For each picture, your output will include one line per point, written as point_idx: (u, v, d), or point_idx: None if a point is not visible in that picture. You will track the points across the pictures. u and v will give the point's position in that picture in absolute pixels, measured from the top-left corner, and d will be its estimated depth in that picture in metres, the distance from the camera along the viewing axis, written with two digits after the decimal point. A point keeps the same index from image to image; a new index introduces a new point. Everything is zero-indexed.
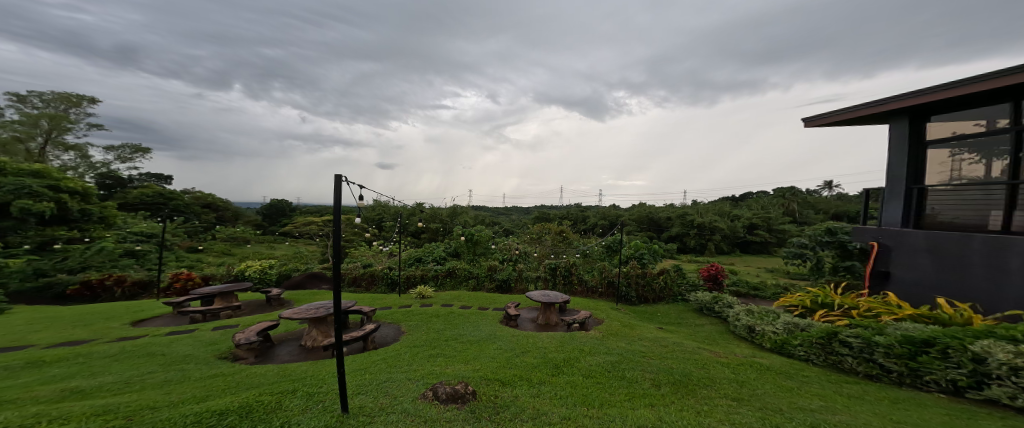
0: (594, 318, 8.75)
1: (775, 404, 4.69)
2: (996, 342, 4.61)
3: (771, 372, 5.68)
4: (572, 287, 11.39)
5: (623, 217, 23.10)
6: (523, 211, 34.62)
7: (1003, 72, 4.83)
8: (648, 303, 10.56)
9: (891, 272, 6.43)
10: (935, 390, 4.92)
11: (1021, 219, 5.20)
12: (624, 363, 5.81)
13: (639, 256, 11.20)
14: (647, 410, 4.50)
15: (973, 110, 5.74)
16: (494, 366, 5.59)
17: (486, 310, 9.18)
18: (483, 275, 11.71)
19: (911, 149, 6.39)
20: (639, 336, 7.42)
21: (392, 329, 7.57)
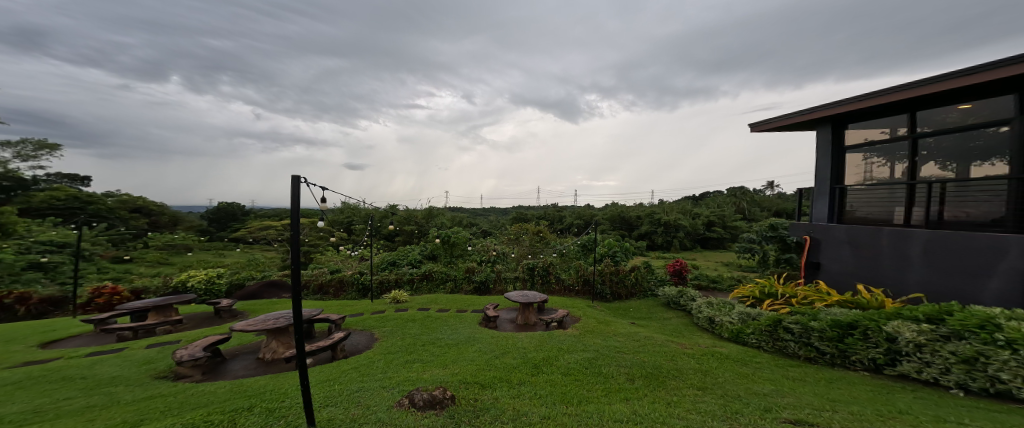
0: (571, 316, 9.09)
1: (734, 391, 5.11)
2: (904, 322, 5.13)
3: (729, 360, 6.16)
4: (550, 286, 11.74)
5: (597, 216, 23.71)
6: (501, 211, 34.79)
7: (900, 88, 5.53)
8: (620, 299, 11.01)
9: (821, 263, 7.05)
10: (860, 368, 5.48)
11: (918, 215, 5.93)
12: (600, 360, 6.15)
13: (613, 254, 11.61)
14: (622, 404, 4.81)
15: (879, 120, 6.49)
16: (475, 368, 5.81)
17: (465, 312, 9.36)
18: (460, 278, 11.84)
19: (834, 153, 7.06)
20: (615, 332, 7.82)
21: (363, 336, 7.67)
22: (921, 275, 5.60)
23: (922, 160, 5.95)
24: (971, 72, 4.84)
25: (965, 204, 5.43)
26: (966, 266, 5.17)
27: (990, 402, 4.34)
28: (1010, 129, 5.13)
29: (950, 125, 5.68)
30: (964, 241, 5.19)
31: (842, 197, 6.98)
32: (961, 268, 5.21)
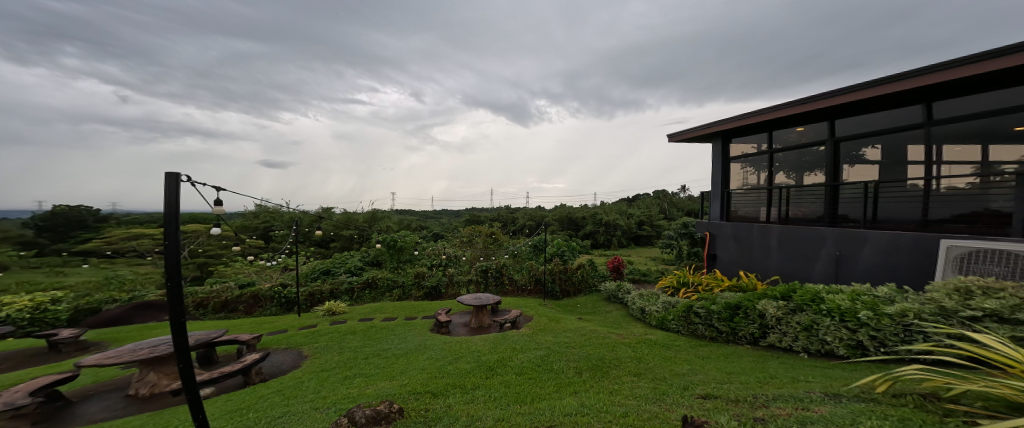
0: (524, 316, 9.57)
1: (660, 374, 5.44)
2: (770, 301, 6.01)
3: (656, 345, 6.61)
4: (503, 287, 12.34)
5: (547, 218, 24.82)
6: (454, 214, 35.00)
7: (762, 111, 6.90)
8: (570, 295, 11.83)
9: (717, 255, 8.34)
10: (743, 342, 6.21)
11: (774, 213, 7.45)
12: (551, 356, 6.35)
13: (561, 253, 12.34)
14: (572, 398, 4.89)
15: (751, 136, 7.96)
16: (426, 377, 5.73)
17: (414, 319, 9.43)
18: (409, 284, 12.07)
19: (722, 163, 8.46)
20: (565, 328, 8.24)
21: (291, 355, 7.27)
22: (779, 261, 6.94)
23: (776, 170, 7.46)
24: (801, 102, 6.27)
25: (802, 205, 6.99)
26: (805, 253, 6.52)
27: (822, 360, 5.12)
28: (825, 148, 6.73)
29: (794, 142, 7.22)
30: (799, 233, 6.60)
31: (728, 199, 8.39)
32: (801, 254, 6.57)
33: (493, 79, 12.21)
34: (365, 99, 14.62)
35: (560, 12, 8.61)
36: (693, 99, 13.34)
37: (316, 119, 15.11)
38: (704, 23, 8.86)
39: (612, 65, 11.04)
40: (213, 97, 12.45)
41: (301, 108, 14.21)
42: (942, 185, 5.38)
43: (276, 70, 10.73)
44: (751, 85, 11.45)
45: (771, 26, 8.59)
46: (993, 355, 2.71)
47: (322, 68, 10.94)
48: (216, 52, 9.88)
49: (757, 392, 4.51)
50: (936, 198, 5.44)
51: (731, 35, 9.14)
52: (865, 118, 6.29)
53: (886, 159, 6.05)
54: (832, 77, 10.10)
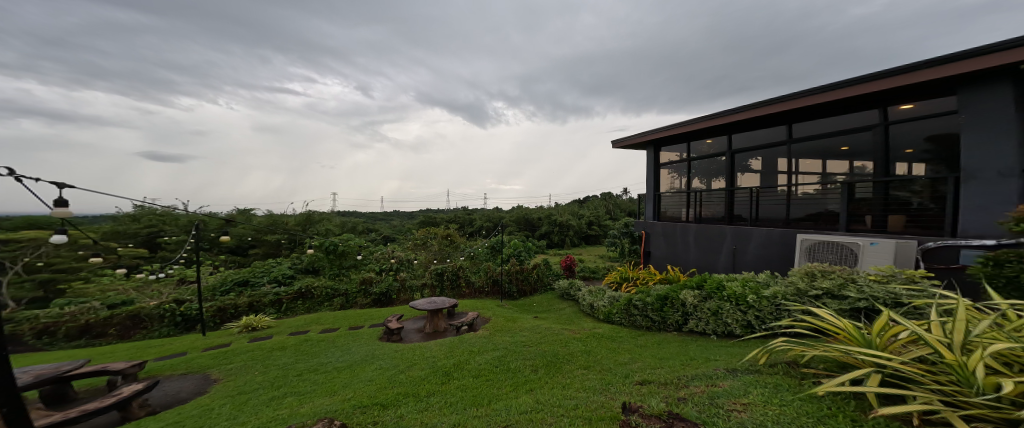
0: (481, 318, 8.87)
1: (605, 364, 5.57)
2: (690, 290, 6.71)
3: (603, 338, 6.78)
4: (460, 290, 11.81)
5: (504, 219, 25.27)
6: (406, 213, 34.12)
7: (684, 124, 7.79)
8: (525, 295, 11.50)
9: (651, 251, 9.16)
10: (669, 328, 6.80)
11: (691, 213, 8.39)
12: (507, 356, 6.00)
13: (518, 254, 11.95)
14: (528, 396, 4.59)
15: (675, 146, 8.87)
16: (374, 389, 5.03)
17: (359, 328, 8.31)
18: (354, 292, 10.92)
19: (655, 169, 9.31)
20: (522, 327, 7.84)
21: (194, 381, 5.90)
22: (694, 256, 7.85)
23: (693, 176, 8.43)
24: (710, 117, 7.17)
25: (711, 206, 7.98)
26: (711, 248, 7.47)
27: (724, 340, 5.88)
28: (725, 159, 7.76)
29: (706, 153, 8.18)
30: (709, 230, 7.51)
31: (660, 200, 9.27)
32: (711, 249, 7.47)
33: (449, 79, 12.33)
34: (301, 89, 13.05)
35: (518, 17, 8.95)
36: (632, 109, 14.41)
37: (228, 106, 13.12)
38: (649, 27, 9.21)
39: (563, 71, 11.67)
40: (68, 72, 9.50)
41: (205, 94, 12.15)
42: (801, 190, 6.55)
43: (173, 48, 9.30)
44: (678, 99, 12.79)
45: (694, 47, 9.82)
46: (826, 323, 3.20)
47: (239, 50, 10.04)
48: (76, 18, 7.56)
49: (679, 373, 4.88)
50: (796, 200, 6.61)
51: (663, 53, 10.25)
52: (753, 134, 7.33)
53: (766, 168, 7.11)
54: (749, 84, 11.29)
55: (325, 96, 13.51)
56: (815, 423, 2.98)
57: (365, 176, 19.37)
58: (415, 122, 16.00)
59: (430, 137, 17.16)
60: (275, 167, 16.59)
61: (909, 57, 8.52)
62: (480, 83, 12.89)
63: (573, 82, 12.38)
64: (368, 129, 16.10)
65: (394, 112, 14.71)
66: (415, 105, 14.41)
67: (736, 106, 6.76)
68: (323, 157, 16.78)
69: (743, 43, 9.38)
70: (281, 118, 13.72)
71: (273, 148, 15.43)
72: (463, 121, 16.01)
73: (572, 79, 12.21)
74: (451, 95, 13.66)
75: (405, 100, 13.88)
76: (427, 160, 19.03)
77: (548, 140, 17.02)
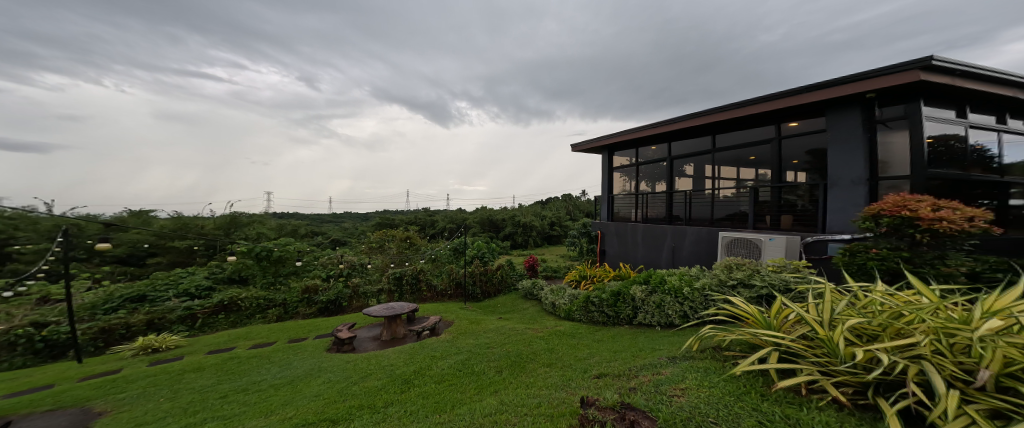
0: (443, 321, 8.57)
1: (566, 360, 5.55)
2: (641, 286, 7.08)
3: (563, 335, 6.88)
4: (421, 295, 11.12)
5: (467, 220, 25.10)
6: (361, 216, 32.95)
7: (635, 130, 8.33)
8: (489, 296, 11.28)
9: (606, 250, 9.62)
10: (622, 322, 7.16)
11: (638, 213, 8.94)
12: (471, 359, 5.77)
13: (482, 255, 11.85)
14: (491, 398, 4.34)
15: (626, 152, 9.41)
16: (321, 405, 4.57)
17: (303, 341, 7.51)
18: (296, 302, 9.82)
19: (609, 173, 9.84)
20: (486, 329, 7.65)
21: (69, 418, 4.65)
22: (642, 253, 8.38)
23: (640, 180, 9.00)
24: (655, 125, 7.73)
25: (653, 207, 8.57)
26: (654, 246, 8.03)
27: (665, 330, 6.31)
28: (666, 164, 8.36)
29: (651, 158, 8.76)
30: (656, 229, 8.02)
31: (614, 202, 9.81)
32: (657, 246, 7.99)
33: (409, 75, 12.02)
34: (224, 74, 11.67)
35: (484, 18, 8.99)
36: (590, 114, 15.04)
37: (118, 88, 10.97)
38: (606, 36, 9.68)
39: (527, 74, 11.93)
40: None
41: (84, 72, 10.02)
42: (721, 192, 7.25)
43: (42, 16, 7.76)
44: (629, 107, 13.65)
45: (644, 59, 10.62)
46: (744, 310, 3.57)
47: (137, 25, 8.62)
48: None
49: (629, 366, 4.93)
50: (719, 201, 7.29)
51: (617, 64, 10.90)
52: (687, 142, 7.99)
53: (697, 174, 7.81)
54: (692, 95, 12.33)
55: (257, 85, 12.40)
56: (736, 401, 2.90)
57: (311, 170, 18.33)
58: (368, 117, 15.27)
59: (388, 134, 16.61)
60: (181, 160, 14.87)
61: (801, 79, 10.72)
62: (442, 81, 12.75)
63: (535, 86, 12.75)
64: (314, 121, 15.13)
65: (348, 106, 14.16)
66: (370, 100, 13.95)
67: (675, 117, 7.35)
68: (249, 151, 15.42)
69: (684, 56, 10.36)
70: (193, 105, 12.39)
71: (181, 137, 13.87)
72: (425, 120, 15.99)
73: (535, 83, 12.54)
74: (411, 92, 13.38)
75: (355, 94, 13.24)
76: (384, 158, 18.28)
77: (511, 142, 17.28)
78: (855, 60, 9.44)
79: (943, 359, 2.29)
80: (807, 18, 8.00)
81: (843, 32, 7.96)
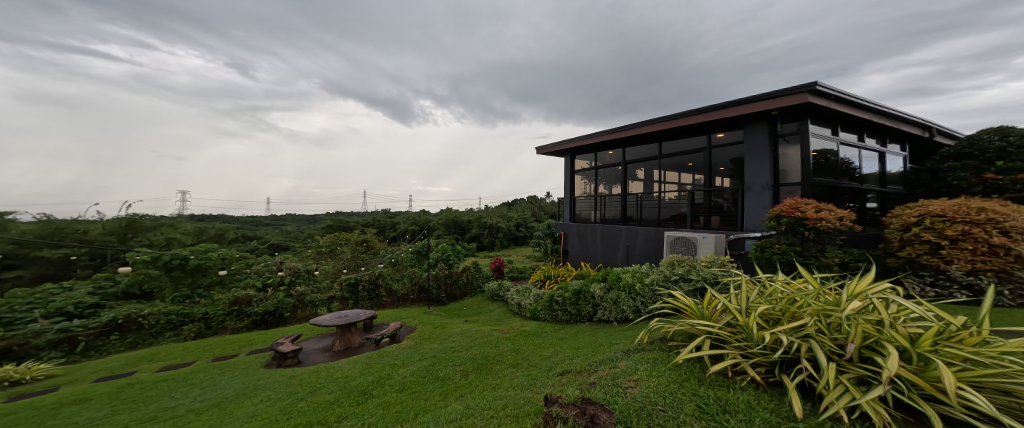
0: (404, 327, 8.03)
1: (532, 359, 5.50)
2: (599, 283, 7.35)
3: (529, 335, 6.84)
4: (380, 301, 10.28)
5: (431, 222, 24.47)
6: (313, 220, 31.10)
7: (593, 135, 8.66)
8: (455, 300, 10.68)
9: (569, 250, 9.93)
10: (583, 320, 7.38)
11: (597, 215, 9.35)
12: (436, 364, 5.53)
13: (446, 258, 11.58)
14: (458, 403, 4.19)
15: (586, 155, 9.81)
16: (259, 424, 4.17)
17: (230, 359, 6.60)
18: (221, 315, 8.53)
19: (571, 176, 10.22)
20: (451, 333, 7.31)
21: None
22: (601, 253, 8.76)
23: (598, 183, 9.43)
24: (613, 131, 8.13)
25: (610, 209, 9.00)
26: (611, 245, 8.43)
27: (622, 325, 6.63)
28: (621, 169, 8.82)
29: (608, 162, 9.20)
30: (613, 230, 8.45)
31: (575, 204, 10.18)
32: (614, 246, 8.40)
33: (366, 70, 11.20)
34: (125, 54, 9.09)
35: (449, 17, 8.87)
36: (554, 118, 15.44)
37: None
38: (569, 42, 10.02)
39: (493, 75, 11.88)
40: None
41: None
42: (666, 195, 7.77)
43: None
44: (590, 113, 14.26)
45: (603, 68, 11.14)
46: (685, 302, 3.92)
47: None
48: None
49: (590, 360, 5.03)
50: (665, 203, 7.78)
51: (578, 70, 11.34)
52: (639, 148, 8.48)
53: (647, 178, 8.30)
54: (645, 104, 13.16)
55: (170, 69, 9.99)
56: (677, 386, 3.14)
57: (246, 170, 16.06)
58: (318, 112, 13.65)
59: (341, 131, 14.98)
60: (64, 153, 11.17)
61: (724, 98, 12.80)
62: (405, 79, 12.09)
63: (501, 87, 12.83)
64: (249, 110, 12.89)
65: (290, 99, 12.42)
66: (318, 94, 12.39)
67: (629, 124, 7.77)
68: (153, 141, 12.27)
69: (639, 66, 10.99)
70: (76, 87, 9.45)
71: (61, 125, 10.39)
72: (384, 117, 14.94)
73: (501, 85, 12.64)
74: (369, 87, 12.45)
75: (302, 86, 11.70)
76: (336, 157, 16.77)
77: (478, 143, 17.23)
78: (762, 81, 11.48)
79: (823, 337, 2.80)
80: (731, 42, 9.45)
81: (757, 55, 10.03)
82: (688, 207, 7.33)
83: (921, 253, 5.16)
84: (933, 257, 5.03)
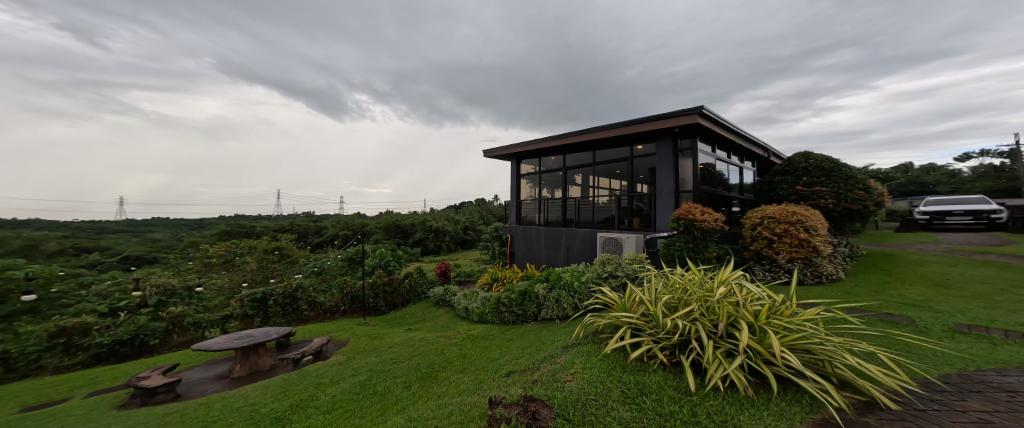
0: (334, 342, 7.20)
1: (480, 363, 5.42)
2: (543, 283, 7.66)
3: (477, 339, 6.82)
4: (301, 315, 9.01)
5: (368, 226, 23.25)
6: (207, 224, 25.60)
7: (538, 140, 9.04)
8: (396, 308, 9.99)
9: (515, 252, 10.16)
10: (529, 319, 7.59)
11: (540, 217, 9.74)
12: (373, 378, 5.17)
13: (385, 264, 10.27)
14: (398, 416, 4.05)
15: (530, 160, 10.18)
16: None
17: (67, 401, 5.04)
18: (34, 352, 5.99)
19: (516, 179, 10.52)
20: (390, 343, 6.83)
21: None
22: (545, 254, 9.12)
23: (541, 186, 9.84)
24: (556, 138, 8.54)
25: (552, 211, 9.43)
26: (553, 246, 8.84)
27: (562, 321, 6.98)
28: (562, 174, 9.29)
29: (550, 166, 9.65)
30: (555, 232, 8.84)
31: (521, 207, 10.47)
32: (555, 246, 8.81)
33: (283, 54, 9.67)
34: None
35: (394, 9, 8.56)
36: (502, 122, 15.87)
37: None
38: (517, 51, 10.44)
39: (442, 75, 11.57)
40: None
41: None
42: (599, 199, 8.37)
43: None
44: (535, 119, 14.89)
45: (548, 76, 11.72)
46: (609, 297, 4.33)
47: None
48: None
49: (533, 358, 5.19)
50: (599, 206, 8.37)
51: (525, 78, 11.82)
52: (578, 155, 9.02)
53: (584, 183, 8.85)
54: (581, 115, 14.30)
55: None
56: (603, 374, 3.42)
57: (85, 161, 11.43)
58: (209, 94, 10.82)
59: (242, 120, 12.35)
60: None
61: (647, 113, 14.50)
62: (334, 69, 10.85)
63: (449, 87, 12.53)
64: (88, 85, 9.08)
65: (164, 77, 9.53)
66: (211, 75, 10.03)
67: (570, 130, 8.20)
68: None
69: (580, 78, 11.74)
70: None
71: None
72: (306, 108, 12.87)
73: (449, 86, 12.40)
74: (286, 76, 10.68)
75: (186, 64, 9.29)
76: (231, 145, 13.40)
77: (424, 143, 16.57)
78: (669, 102, 13.40)
79: (705, 319, 3.40)
80: (651, 61, 10.98)
81: (668, 78, 11.95)
82: (616, 210, 8.00)
83: (761, 246, 6.69)
84: (768, 248, 6.60)
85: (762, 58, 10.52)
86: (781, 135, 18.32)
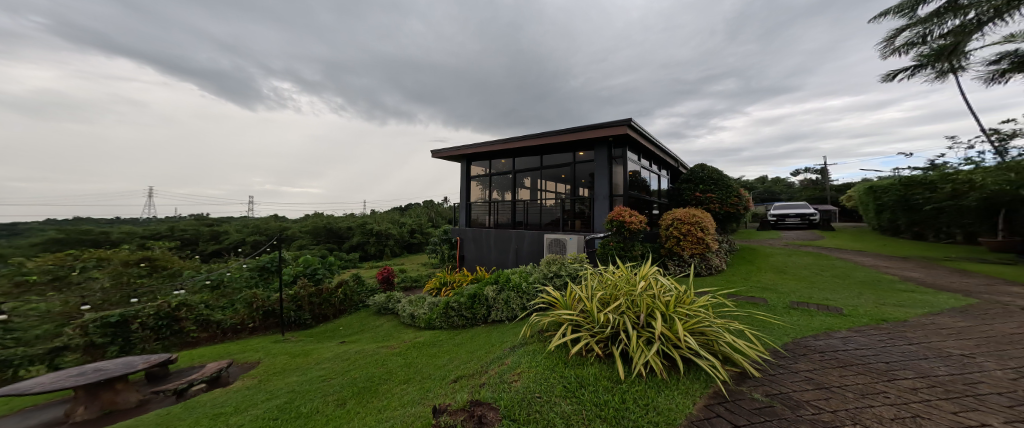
0: (242, 365, 6.68)
1: (426, 371, 5.45)
2: (493, 285, 7.81)
3: (423, 346, 6.81)
4: (192, 337, 7.86)
5: (291, 230, 21.77)
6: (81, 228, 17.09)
7: (490, 144, 9.23)
8: (327, 320, 9.51)
9: (466, 255, 10.13)
10: (479, 322, 7.69)
11: (491, 219, 9.90)
12: (297, 400, 4.99)
13: (311, 272, 10.02)
14: None
15: (479, 163, 10.33)
16: None
17: None
18: None
19: (467, 181, 10.58)
20: (319, 360, 6.58)
21: None
22: (496, 256, 9.25)
23: (492, 189, 9.98)
24: (505, 141, 8.72)
25: (502, 213, 9.62)
26: (503, 248, 9.02)
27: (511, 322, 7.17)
28: (511, 177, 9.51)
29: (500, 169, 9.84)
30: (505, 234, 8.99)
31: (471, 210, 10.54)
32: (505, 248, 8.97)
33: (188, 38, 8.76)
34: None
35: None
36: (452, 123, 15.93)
37: None
38: (467, 53, 10.62)
39: (386, 70, 11.44)
40: None
41: None
42: (546, 202, 8.70)
43: None
44: (487, 121, 15.06)
45: (499, 80, 11.95)
46: (551, 295, 4.56)
47: None
48: None
49: (480, 361, 5.30)
50: (546, 208, 8.69)
51: (476, 80, 12.00)
52: (528, 158, 9.30)
53: (533, 186, 9.15)
54: (529, 120, 14.75)
55: None
56: (544, 371, 3.60)
57: None
58: (37, 64, 7.59)
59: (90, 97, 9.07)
60: None
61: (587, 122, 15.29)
62: (250, 51, 9.82)
63: (394, 83, 12.32)
64: None
65: None
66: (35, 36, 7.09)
67: (517, 136, 8.37)
68: None
69: (528, 85, 12.13)
70: None
71: None
72: (197, 88, 10.95)
73: (394, 81, 12.18)
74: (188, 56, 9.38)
75: None
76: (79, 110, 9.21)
77: (363, 138, 16.00)
78: (604, 114, 14.24)
79: (631, 311, 3.75)
80: (592, 74, 11.59)
81: (608, 90, 12.66)
82: (560, 213, 8.40)
83: (672, 243, 7.30)
84: (676, 245, 7.25)
85: (674, 80, 11.77)
86: (686, 148, 20.38)
